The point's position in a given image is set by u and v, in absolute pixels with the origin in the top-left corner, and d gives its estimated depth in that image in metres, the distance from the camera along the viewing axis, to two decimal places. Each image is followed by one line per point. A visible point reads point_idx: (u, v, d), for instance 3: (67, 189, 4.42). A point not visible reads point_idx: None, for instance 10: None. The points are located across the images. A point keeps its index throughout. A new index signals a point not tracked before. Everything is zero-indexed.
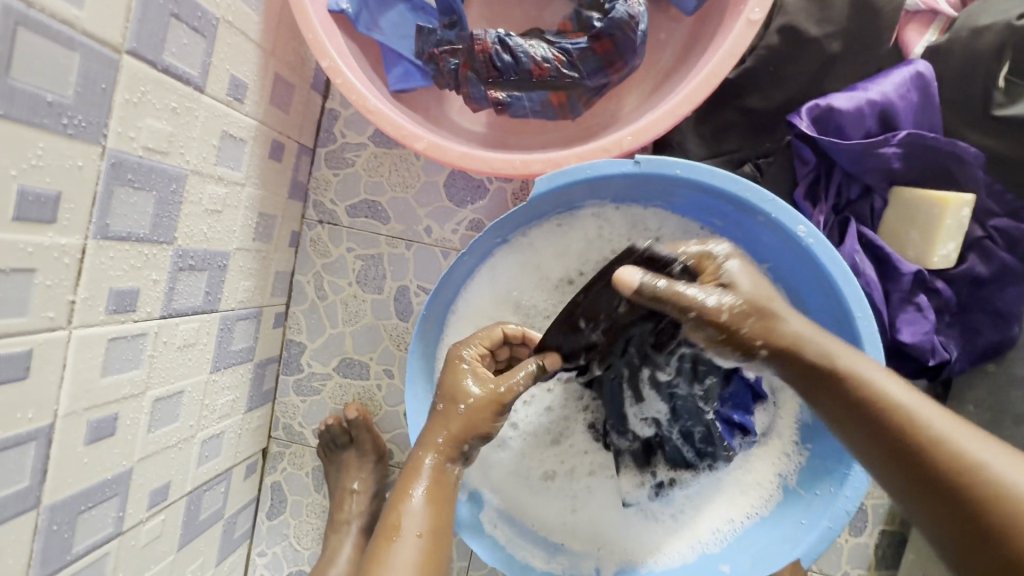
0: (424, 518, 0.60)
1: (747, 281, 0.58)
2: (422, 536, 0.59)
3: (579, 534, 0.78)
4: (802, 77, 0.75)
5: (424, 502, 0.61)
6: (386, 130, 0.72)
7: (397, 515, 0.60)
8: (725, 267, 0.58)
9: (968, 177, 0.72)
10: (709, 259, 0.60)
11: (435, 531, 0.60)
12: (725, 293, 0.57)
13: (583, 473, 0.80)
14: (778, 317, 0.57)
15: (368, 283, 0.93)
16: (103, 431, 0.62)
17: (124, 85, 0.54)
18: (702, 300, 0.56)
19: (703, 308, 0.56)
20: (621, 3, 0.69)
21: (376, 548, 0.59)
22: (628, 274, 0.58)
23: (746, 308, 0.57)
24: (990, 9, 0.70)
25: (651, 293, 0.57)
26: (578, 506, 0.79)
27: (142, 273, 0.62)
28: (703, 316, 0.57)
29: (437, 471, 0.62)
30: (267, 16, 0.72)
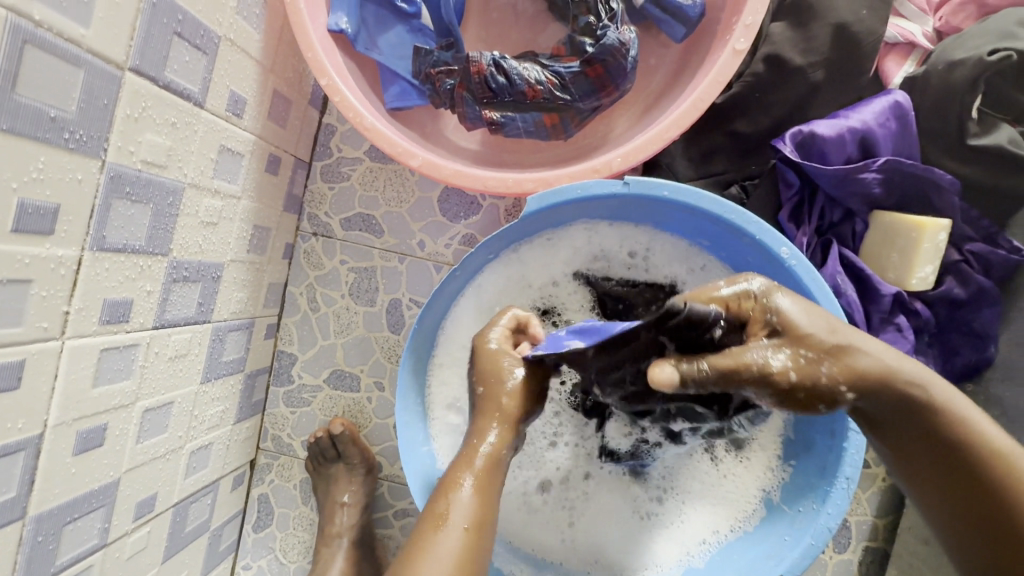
0: (471, 508, 0.56)
1: (808, 322, 0.53)
2: (467, 527, 0.55)
3: (576, 547, 0.79)
4: (786, 104, 0.77)
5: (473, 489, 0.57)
6: (382, 147, 0.73)
7: (445, 501, 0.56)
8: (776, 308, 0.54)
9: (944, 203, 0.74)
10: (749, 300, 0.55)
11: (482, 522, 0.56)
12: (790, 345, 0.53)
13: (579, 477, 0.80)
14: (849, 349, 0.53)
15: (361, 296, 0.94)
16: (92, 441, 0.62)
17: (125, 101, 0.55)
18: (766, 363, 0.52)
19: (762, 369, 0.52)
20: (613, 30, 0.72)
21: (421, 534, 0.55)
22: (665, 371, 0.52)
23: (812, 356, 0.52)
24: (964, 43, 0.73)
25: (698, 380, 0.52)
26: (576, 517, 0.79)
27: (137, 284, 0.62)
28: (766, 379, 0.52)
29: (490, 458, 0.59)
30: (267, 33, 0.74)
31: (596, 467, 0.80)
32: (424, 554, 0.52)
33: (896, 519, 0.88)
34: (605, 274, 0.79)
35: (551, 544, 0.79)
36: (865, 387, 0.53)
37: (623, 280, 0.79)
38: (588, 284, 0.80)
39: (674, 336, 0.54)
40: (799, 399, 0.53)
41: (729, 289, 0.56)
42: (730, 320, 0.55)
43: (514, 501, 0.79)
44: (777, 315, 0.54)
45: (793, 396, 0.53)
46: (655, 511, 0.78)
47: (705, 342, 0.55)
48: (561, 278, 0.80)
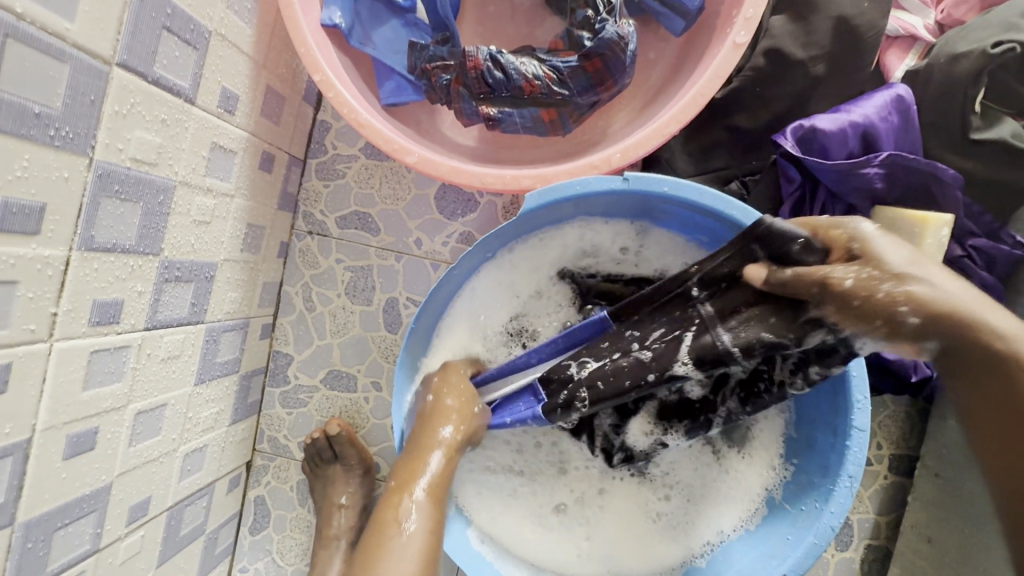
0: (421, 515, 0.63)
1: (890, 251, 0.53)
2: (419, 529, 0.62)
3: (592, 560, 0.77)
4: (787, 98, 0.76)
5: (423, 495, 0.64)
6: (377, 144, 0.72)
7: (395, 509, 0.62)
8: (859, 237, 0.54)
9: (947, 198, 0.73)
10: (839, 229, 0.57)
11: (434, 527, 0.63)
12: (858, 263, 0.53)
13: (593, 494, 0.79)
14: (916, 280, 0.51)
15: (357, 295, 0.93)
16: (82, 445, 0.60)
17: (113, 97, 0.53)
18: (829, 272, 0.54)
19: (829, 278, 0.54)
20: (611, 24, 0.71)
21: (375, 536, 0.61)
22: (755, 270, 0.61)
23: (878, 275, 0.52)
24: (966, 36, 0.72)
25: (777, 282, 0.58)
26: (593, 531, 0.78)
27: (127, 285, 0.61)
28: (829, 289, 0.54)
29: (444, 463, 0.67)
30: (260, 28, 0.73)
31: (608, 480, 0.79)
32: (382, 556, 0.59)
33: (899, 517, 0.87)
34: (588, 270, 0.80)
35: (552, 547, 0.77)
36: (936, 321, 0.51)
37: (607, 275, 0.80)
38: (572, 281, 0.80)
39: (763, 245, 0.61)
40: (858, 314, 0.53)
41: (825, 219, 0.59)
42: (813, 241, 0.58)
43: (528, 521, 0.78)
44: (859, 243, 0.54)
45: (850, 305, 0.53)
46: (663, 509, 0.78)
47: (783, 253, 0.59)
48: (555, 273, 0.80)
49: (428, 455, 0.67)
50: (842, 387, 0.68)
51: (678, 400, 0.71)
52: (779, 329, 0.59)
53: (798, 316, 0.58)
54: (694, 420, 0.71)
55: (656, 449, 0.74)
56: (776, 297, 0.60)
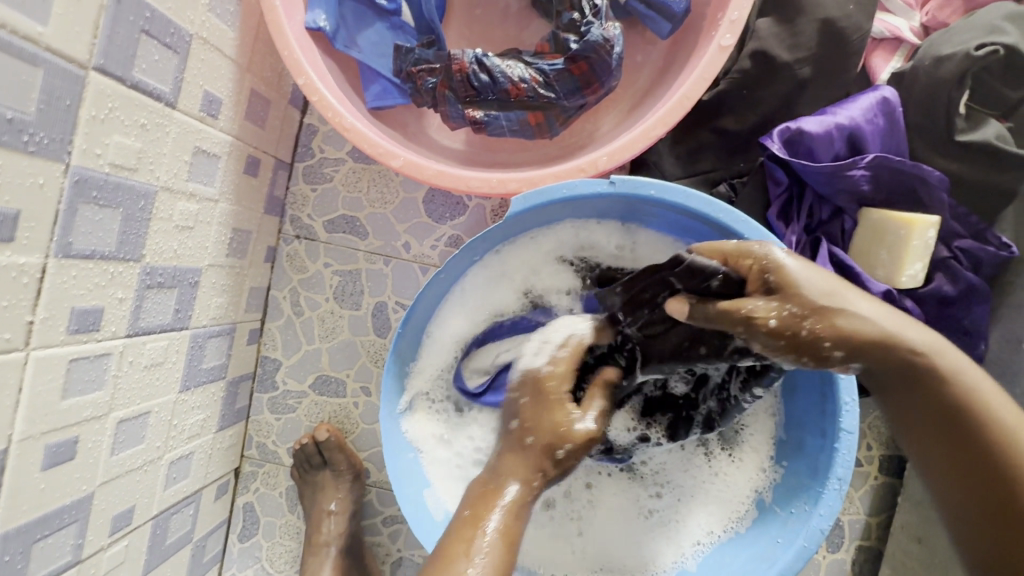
0: (487, 558, 0.51)
1: (806, 279, 0.51)
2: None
3: (585, 556, 0.77)
4: (774, 100, 0.76)
5: (496, 531, 0.52)
6: (362, 147, 0.71)
7: (466, 542, 0.52)
8: (774, 267, 0.52)
9: (933, 199, 0.74)
10: (748, 258, 0.54)
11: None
12: (778, 298, 0.51)
13: (581, 488, 0.79)
14: (841, 311, 0.51)
15: (346, 299, 0.92)
16: (62, 455, 0.60)
17: (90, 102, 0.53)
18: (753, 311, 0.51)
19: (753, 316, 0.51)
20: (597, 26, 0.70)
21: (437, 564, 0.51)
22: (675, 303, 0.58)
23: (800, 311, 0.50)
24: (951, 38, 0.72)
25: (703, 316, 0.55)
26: (584, 527, 0.78)
27: (107, 291, 0.60)
28: (754, 326, 0.51)
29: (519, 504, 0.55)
30: (243, 31, 0.72)
31: (596, 475, 0.79)
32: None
33: (889, 518, 0.88)
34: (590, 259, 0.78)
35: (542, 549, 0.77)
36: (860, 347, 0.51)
37: (609, 265, 0.77)
38: (572, 268, 0.79)
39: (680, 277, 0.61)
40: (787, 349, 0.51)
41: (732, 245, 0.56)
42: (730, 274, 0.55)
43: None
44: (773, 275, 0.52)
45: (778, 343, 0.51)
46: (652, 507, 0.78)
47: (704, 288, 0.57)
48: (543, 274, 0.79)
49: (502, 490, 0.55)
50: (831, 389, 0.68)
51: (658, 396, 0.74)
52: (710, 359, 0.62)
53: (725, 344, 0.60)
54: (674, 420, 0.74)
55: (635, 445, 0.75)
56: (708, 335, 0.61)
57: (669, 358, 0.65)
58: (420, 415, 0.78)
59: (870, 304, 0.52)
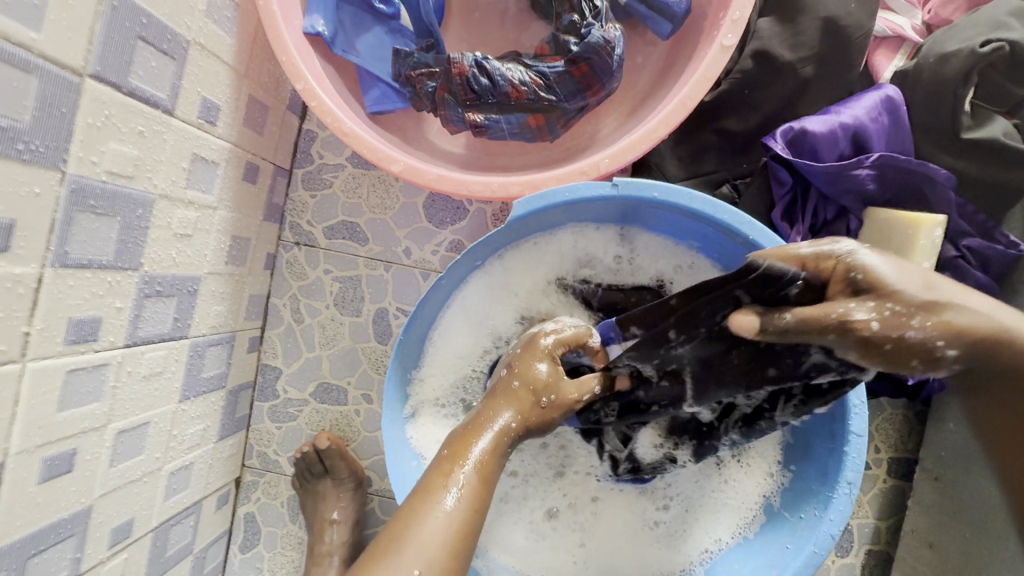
0: (463, 493, 0.53)
1: (903, 277, 0.45)
2: (461, 505, 0.52)
3: (589, 567, 0.76)
4: (776, 100, 0.76)
5: (477, 463, 0.55)
6: (362, 153, 0.70)
7: (445, 476, 0.54)
8: (862, 265, 0.45)
9: (940, 198, 0.73)
10: (831, 258, 0.48)
11: (475, 508, 0.53)
12: (874, 297, 0.44)
13: (585, 501, 0.77)
14: (966, 308, 0.45)
15: (346, 306, 0.91)
16: (59, 468, 0.59)
17: (86, 109, 0.52)
18: (847, 313, 0.44)
19: (846, 320, 0.44)
20: (597, 28, 0.70)
21: (414, 503, 0.53)
22: (744, 317, 0.51)
23: (904, 310, 0.43)
24: (954, 36, 0.72)
25: (781, 330, 0.48)
26: (586, 538, 0.77)
27: (104, 301, 0.59)
28: (848, 331, 0.44)
29: (498, 442, 0.57)
30: (240, 37, 0.71)
31: (605, 489, 0.78)
32: (415, 519, 0.51)
33: (898, 522, 0.86)
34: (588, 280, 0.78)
35: (548, 558, 0.76)
36: (971, 349, 0.45)
37: (611, 284, 0.77)
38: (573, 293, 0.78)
39: (749, 290, 0.54)
40: (893, 358, 0.45)
41: (808, 247, 0.50)
42: (809, 279, 0.49)
43: (520, 533, 0.76)
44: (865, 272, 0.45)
45: (879, 350, 0.44)
46: (662, 516, 0.76)
47: (782, 299, 0.51)
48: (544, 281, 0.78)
49: (487, 427, 0.57)
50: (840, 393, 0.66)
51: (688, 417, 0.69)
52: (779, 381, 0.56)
53: (797, 366, 0.54)
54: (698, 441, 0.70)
55: (664, 463, 0.73)
56: (779, 357, 0.55)
57: (729, 386, 0.60)
58: (424, 422, 0.77)
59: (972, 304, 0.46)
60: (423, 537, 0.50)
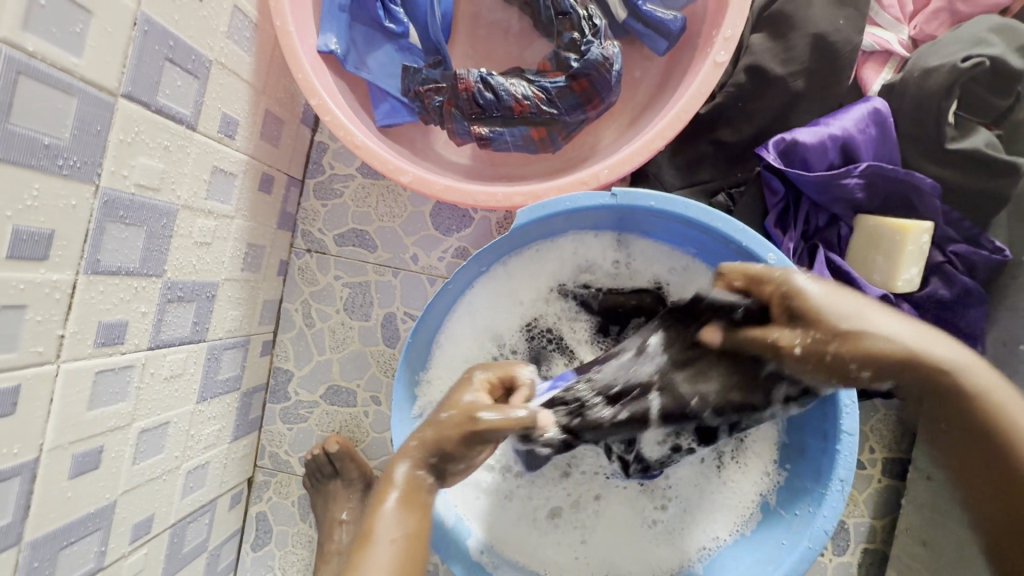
0: (393, 529, 0.55)
1: (833, 301, 0.53)
2: (395, 542, 0.55)
3: (590, 564, 0.78)
4: (769, 112, 0.79)
5: (397, 504, 0.57)
6: (373, 164, 0.74)
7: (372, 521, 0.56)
8: (794, 291, 0.55)
9: (927, 207, 0.76)
10: (768, 283, 0.57)
11: (410, 535, 0.56)
12: (803, 325, 0.54)
13: (589, 498, 0.80)
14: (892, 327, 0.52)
15: (356, 310, 0.94)
16: (88, 464, 0.62)
17: (118, 127, 0.56)
18: (779, 338, 0.56)
19: (779, 344, 0.56)
20: (596, 45, 0.73)
21: (351, 557, 0.55)
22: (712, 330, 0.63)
23: (822, 335, 0.53)
24: (938, 51, 0.75)
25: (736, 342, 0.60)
26: (588, 535, 0.79)
27: (131, 306, 0.63)
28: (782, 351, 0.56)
29: (411, 477, 0.59)
30: (258, 56, 0.75)
31: (605, 486, 0.80)
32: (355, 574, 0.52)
33: (893, 521, 0.88)
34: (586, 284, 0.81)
35: (551, 554, 0.79)
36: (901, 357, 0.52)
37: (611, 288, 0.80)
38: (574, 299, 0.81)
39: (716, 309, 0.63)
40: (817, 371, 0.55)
41: (757, 268, 0.59)
42: (750, 305, 0.59)
43: (525, 531, 0.79)
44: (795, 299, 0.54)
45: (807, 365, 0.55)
46: (661, 515, 0.79)
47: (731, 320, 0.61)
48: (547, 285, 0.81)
49: (393, 473, 0.59)
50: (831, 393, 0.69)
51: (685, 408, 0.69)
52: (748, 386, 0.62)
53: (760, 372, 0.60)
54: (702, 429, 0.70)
55: (670, 456, 0.73)
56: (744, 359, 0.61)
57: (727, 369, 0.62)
58: None
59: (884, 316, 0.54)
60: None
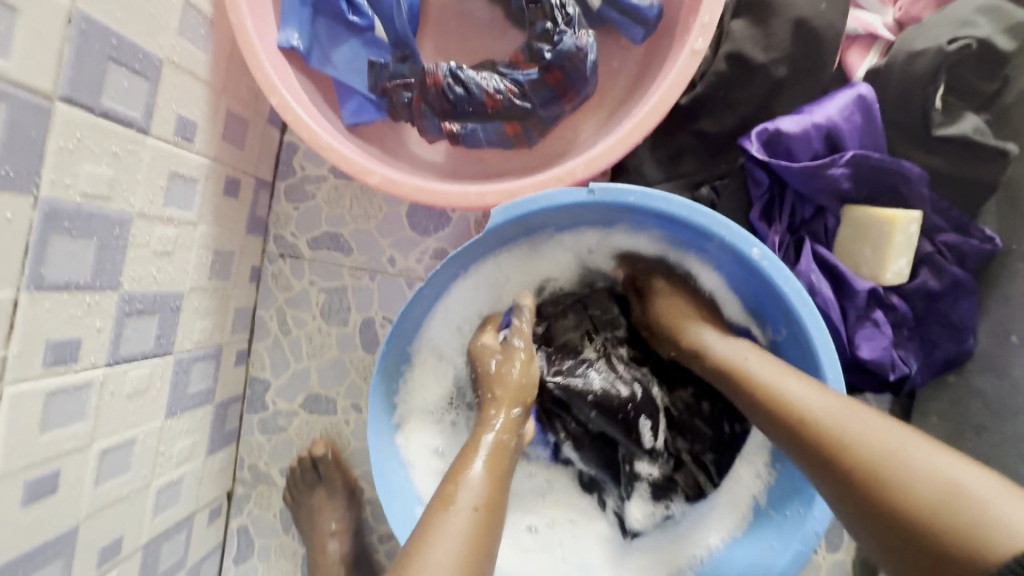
0: (478, 488, 0.57)
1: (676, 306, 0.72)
2: (476, 511, 0.55)
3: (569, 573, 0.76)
4: (752, 102, 0.76)
5: (481, 477, 0.59)
6: (339, 165, 0.71)
7: (449, 490, 0.57)
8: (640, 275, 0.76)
9: (915, 195, 0.74)
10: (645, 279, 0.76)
11: (490, 509, 0.56)
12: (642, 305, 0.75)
13: (564, 521, 0.80)
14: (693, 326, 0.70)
15: (332, 316, 0.91)
16: (43, 489, 0.59)
17: (58, 133, 0.52)
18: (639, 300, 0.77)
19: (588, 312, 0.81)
20: (569, 35, 0.70)
21: (427, 518, 0.55)
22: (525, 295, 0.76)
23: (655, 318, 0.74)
24: (923, 34, 0.72)
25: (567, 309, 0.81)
26: (565, 552, 0.78)
27: (84, 322, 0.60)
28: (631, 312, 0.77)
29: (496, 452, 0.62)
30: (215, 53, 0.71)
31: (581, 509, 0.81)
32: (431, 533, 0.52)
33: None
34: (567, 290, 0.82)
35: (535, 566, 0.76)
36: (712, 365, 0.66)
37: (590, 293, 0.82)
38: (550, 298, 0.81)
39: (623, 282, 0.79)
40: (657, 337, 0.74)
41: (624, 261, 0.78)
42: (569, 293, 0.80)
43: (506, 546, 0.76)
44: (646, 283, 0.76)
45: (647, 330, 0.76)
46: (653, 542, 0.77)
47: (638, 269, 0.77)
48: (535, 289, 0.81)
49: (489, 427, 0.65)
50: None
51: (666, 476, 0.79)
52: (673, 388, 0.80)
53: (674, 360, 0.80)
54: (688, 486, 0.78)
55: (661, 520, 0.78)
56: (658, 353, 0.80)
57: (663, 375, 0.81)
58: (413, 430, 0.78)
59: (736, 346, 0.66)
60: (434, 549, 0.51)
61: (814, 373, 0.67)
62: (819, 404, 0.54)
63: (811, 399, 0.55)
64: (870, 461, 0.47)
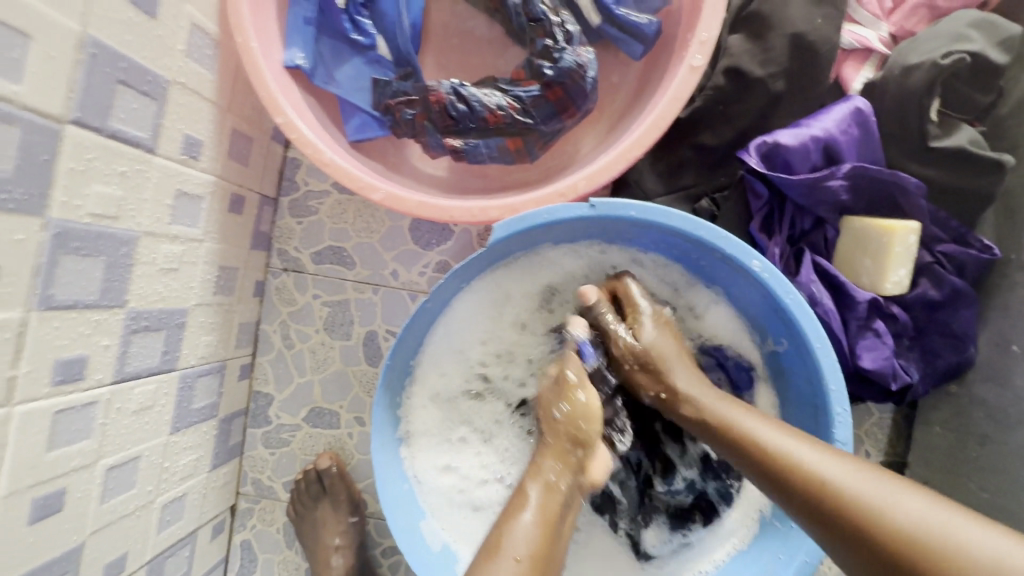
0: (530, 539, 0.56)
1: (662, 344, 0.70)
2: (522, 564, 0.54)
3: None
4: (750, 115, 0.77)
5: (533, 521, 0.58)
6: (342, 181, 0.71)
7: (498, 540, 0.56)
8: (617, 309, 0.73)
9: (913, 206, 0.74)
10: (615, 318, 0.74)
11: (538, 558, 0.55)
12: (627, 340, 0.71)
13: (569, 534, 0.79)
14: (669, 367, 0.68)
15: (336, 329, 0.92)
16: (50, 507, 0.59)
17: (68, 155, 0.53)
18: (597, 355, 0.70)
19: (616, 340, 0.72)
20: (570, 52, 0.71)
21: (476, 567, 0.54)
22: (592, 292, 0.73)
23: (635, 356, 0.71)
24: (918, 47, 0.73)
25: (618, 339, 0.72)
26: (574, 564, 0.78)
27: (92, 340, 0.60)
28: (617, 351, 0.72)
29: (546, 499, 0.60)
30: (221, 74, 0.73)
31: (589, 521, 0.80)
32: None
33: None
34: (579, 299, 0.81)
35: None
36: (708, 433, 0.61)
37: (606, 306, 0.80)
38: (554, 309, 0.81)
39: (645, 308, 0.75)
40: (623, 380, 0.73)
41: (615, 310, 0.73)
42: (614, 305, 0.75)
43: None
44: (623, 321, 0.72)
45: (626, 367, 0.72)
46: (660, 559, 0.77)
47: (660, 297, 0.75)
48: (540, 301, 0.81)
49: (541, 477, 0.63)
50: (823, 400, 0.66)
51: (685, 501, 0.79)
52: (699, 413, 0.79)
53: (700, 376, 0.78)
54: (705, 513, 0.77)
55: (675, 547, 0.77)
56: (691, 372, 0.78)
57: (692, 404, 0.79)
58: (415, 440, 0.78)
59: (728, 405, 0.63)
60: None
61: (817, 384, 0.67)
62: (835, 471, 0.51)
63: (822, 463, 0.52)
64: (899, 532, 0.45)
